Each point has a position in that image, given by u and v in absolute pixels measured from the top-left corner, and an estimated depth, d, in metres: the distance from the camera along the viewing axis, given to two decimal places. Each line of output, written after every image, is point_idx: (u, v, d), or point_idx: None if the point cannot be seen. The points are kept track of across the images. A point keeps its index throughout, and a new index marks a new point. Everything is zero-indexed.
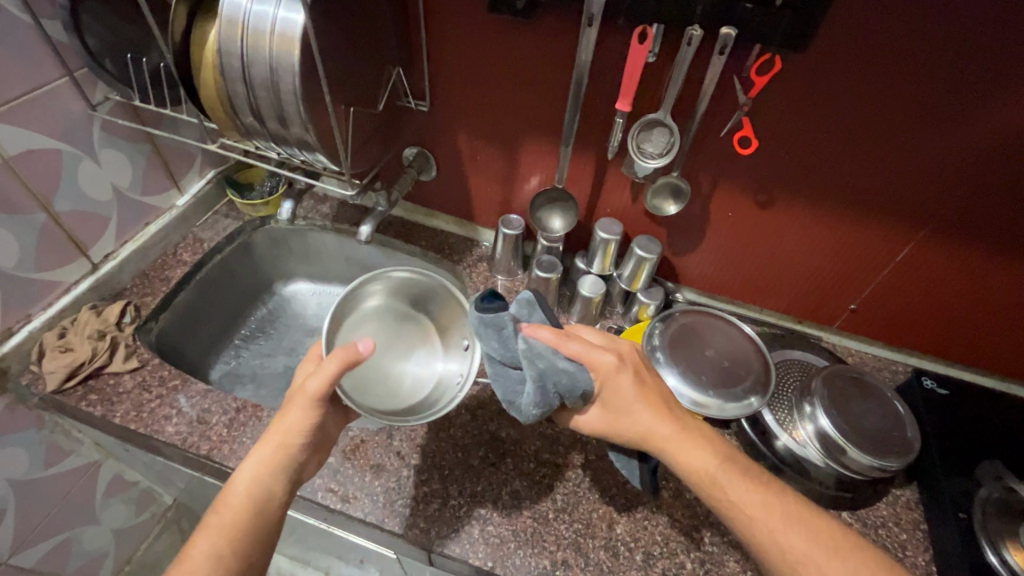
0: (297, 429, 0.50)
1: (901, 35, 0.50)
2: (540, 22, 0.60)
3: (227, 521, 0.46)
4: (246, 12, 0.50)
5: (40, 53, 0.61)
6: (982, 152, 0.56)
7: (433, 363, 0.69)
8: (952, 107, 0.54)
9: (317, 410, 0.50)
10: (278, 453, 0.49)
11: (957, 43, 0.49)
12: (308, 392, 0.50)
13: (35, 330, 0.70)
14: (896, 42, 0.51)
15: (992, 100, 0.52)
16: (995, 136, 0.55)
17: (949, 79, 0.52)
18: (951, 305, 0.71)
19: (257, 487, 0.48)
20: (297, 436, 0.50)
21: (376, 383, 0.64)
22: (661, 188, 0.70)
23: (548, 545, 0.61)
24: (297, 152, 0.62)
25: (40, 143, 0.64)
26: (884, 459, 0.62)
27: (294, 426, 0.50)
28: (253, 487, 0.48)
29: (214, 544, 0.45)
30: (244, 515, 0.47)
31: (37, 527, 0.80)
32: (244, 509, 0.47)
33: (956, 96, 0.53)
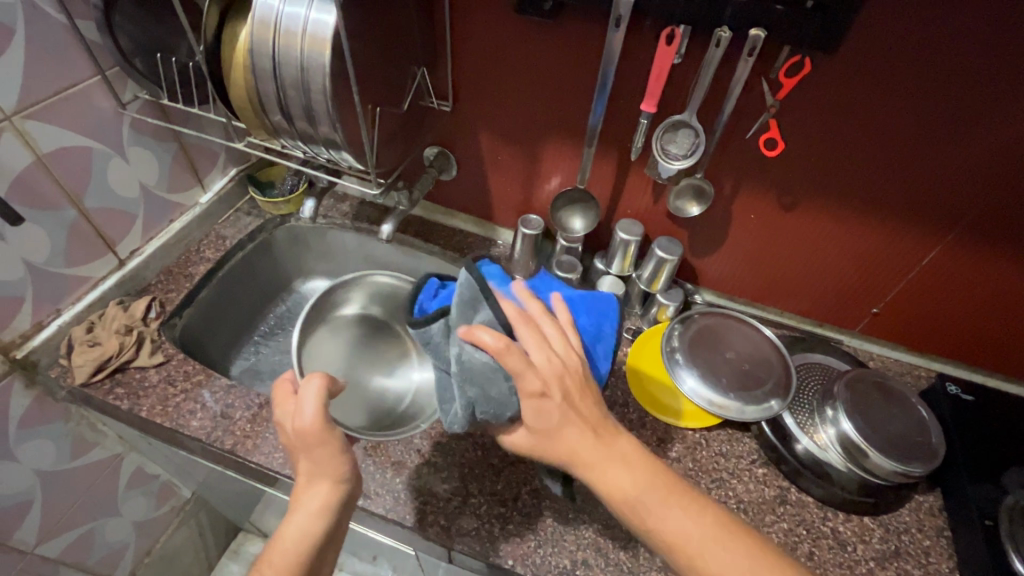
0: (319, 463, 0.49)
1: (933, 38, 0.50)
2: (565, 23, 0.60)
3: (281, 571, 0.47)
4: (279, 13, 0.51)
5: (74, 52, 0.63)
6: (1012, 157, 0.56)
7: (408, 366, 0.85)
8: (982, 112, 0.53)
9: (328, 437, 0.49)
10: (325, 487, 0.49)
11: (990, 47, 0.49)
12: (305, 430, 0.49)
13: (64, 324, 0.71)
14: (928, 46, 0.50)
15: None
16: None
17: (981, 84, 0.51)
18: (977, 310, 0.70)
19: (310, 518, 0.49)
20: (326, 469, 0.50)
21: (357, 404, 0.79)
22: (684, 189, 0.70)
23: (569, 544, 0.61)
24: (323, 152, 0.63)
25: (72, 141, 0.65)
26: (908, 465, 0.61)
27: (312, 458, 0.49)
28: (300, 533, 0.48)
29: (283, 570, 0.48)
30: (297, 557, 0.48)
31: (63, 517, 0.82)
32: (297, 555, 0.48)
33: (987, 100, 0.52)
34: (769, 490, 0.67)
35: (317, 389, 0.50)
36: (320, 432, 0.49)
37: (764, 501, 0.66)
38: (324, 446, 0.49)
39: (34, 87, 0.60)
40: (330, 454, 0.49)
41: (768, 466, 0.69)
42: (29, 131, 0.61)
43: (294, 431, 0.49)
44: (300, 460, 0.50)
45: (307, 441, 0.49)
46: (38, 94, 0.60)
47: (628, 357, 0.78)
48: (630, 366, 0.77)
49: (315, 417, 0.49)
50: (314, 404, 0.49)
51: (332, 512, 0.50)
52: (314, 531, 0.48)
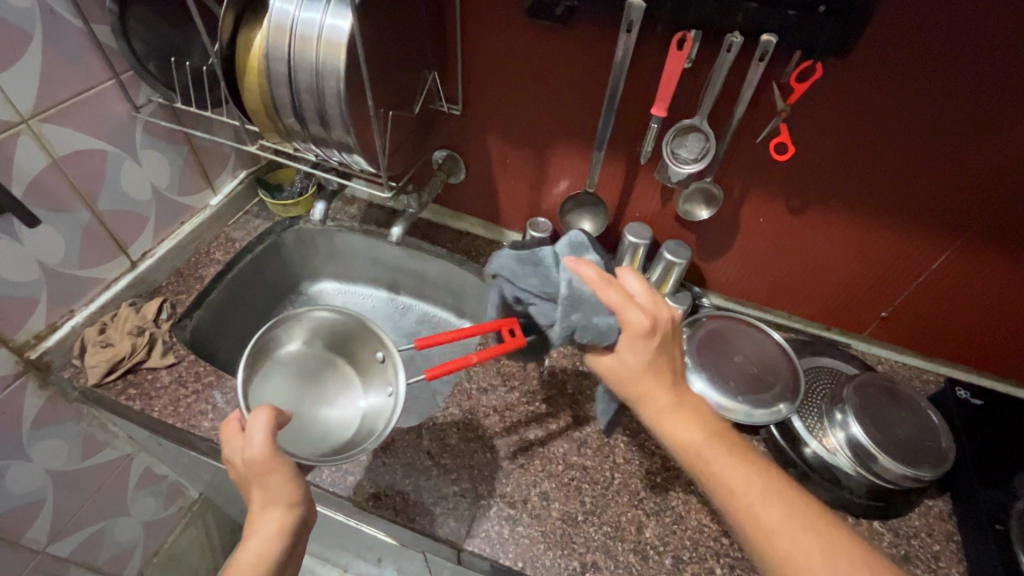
0: (277, 491, 0.48)
1: (944, 43, 0.50)
2: (576, 28, 0.61)
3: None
4: (294, 19, 0.52)
5: (90, 57, 0.63)
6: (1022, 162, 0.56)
7: (354, 401, 0.68)
8: (993, 117, 0.53)
9: (279, 463, 0.48)
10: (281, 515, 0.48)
11: (1002, 52, 0.49)
12: (254, 457, 0.48)
13: (77, 325, 0.72)
14: (939, 52, 0.51)
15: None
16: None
17: (992, 89, 0.52)
18: (986, 315, 0.70)
19: (263, 549, 0.47)
20: (283, 495, 0.48)
21: (301, 434, 0.64)
22: (694, 193, 0.71)
23: (578, 547, 0.61)
24: (334, 155, 0.64)
25: (87, 144, 0.66)
26: (918, 469, 0.61)
27: (271, 484, 0.48)
28: (258, 560, 0.47)
29: None
30: None
31: (73, 517, 0.82)
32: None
33: (998, 106, 0.52)
34: None
35: (264, 421, 0.49)
36: (269, 459, 0.48)
37: None
38: (280, 471, 0.48)
39: (50, 91, 0.60)
40: (285, 478, 0.48)
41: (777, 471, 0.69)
42: (45, 134, 0.61)
43: (244, 461, 0.48)
44: (252, 490, 0.49)
45: (257, 469, 0.48)
46: (55, 98, 0.61)
47: None
48: None
49: (265, 444, 0.48)
50: (263, 432, 0.48)
51: (289, 538, 0.48)
52: (270, 557, 0.47)
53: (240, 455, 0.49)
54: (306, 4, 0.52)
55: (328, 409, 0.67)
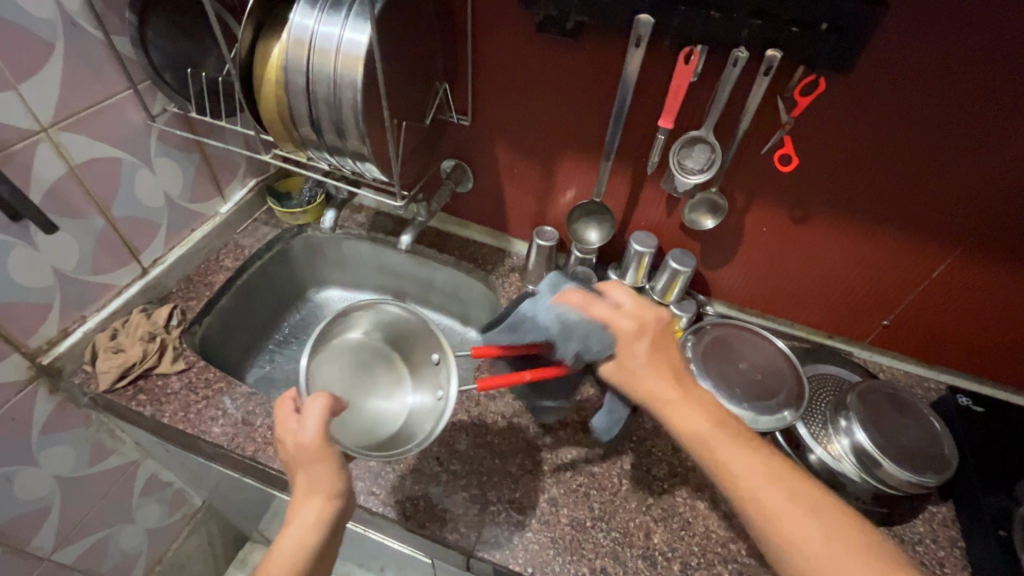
0: (321, 478, 0.49)
1: (947, 57, 0.52)
2: (585, 42, 0.63)
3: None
4: (313, 32, 0.53)
5: (108, 67, 0.65)
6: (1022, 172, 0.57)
7: (400, 398, 0.69)
8: (995, 128, 0.55)
9: (326, 452, 0.49)
10: (323, 507, 0.49)
11: (1003, 65, 0.51)
12: (304, 444, 0.49)
13: (89, 331, 0.72)
14: (942, 64, 0.52)
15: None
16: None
17: (994, 101, 0.53)
18: (985, 324, 0.72)
19: (303, 538, 0.48)
20: (327, 484, 0.49)
21: (353, 428, 0.64)
22: (699, 203, 0.72)
23: (587, 553, 0.62)
24: (348, 164, 0.65)
25: (103, 152, 0.67)
26: (922, 475, 0.62)
27: (317, 470, 0.49)
28: (295, 547, 0.48)
29: None
30: (291, 572, 0.47)
31: (78, 524, 0.82)
32: (292, 569, 0.47)
33: (998, 117, 0.54)
34: None
35: (320, 408, 0.51)
36: (318, 447, 0.49)
37: None
38: (324, 460, 0.49)
39: (69, 100, 0.62)
40: (331, 468, 0.50)
41: None
42: (63, 142, 0.62)
43: (295, 442, 0.50)
44: (296, 475, 0.50)
45: (307, 456, 0.49)
46: (73, 107, 0.62)
47: None
48: None
49: (317, 432, 0.49)
50: (316, 419, 0.50)
51: (326, 531, 0.49)
52: (308, 545, 0.48)
53: (294, 437, 0.50)
54: (324, 18, 0.53)
55: (375, 403, 0.69)
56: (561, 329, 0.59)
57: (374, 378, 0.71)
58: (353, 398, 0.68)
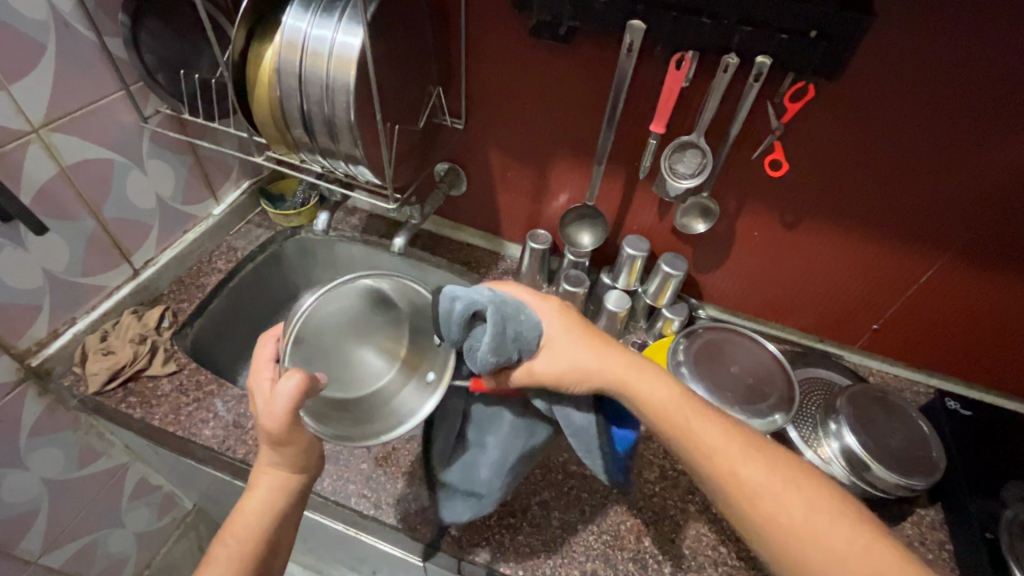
0: (288, 452, 0.49)
1: (936, 63, 0.52)
2: (578, 47, 0.63)
3: (241, 543, 0.48)
4: (306, 34, 0.53)
5: (100, 68, 0.64)
6: (1009, 179, 0.58)
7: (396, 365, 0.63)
8: (983, 134, 0.56)
9: (295, 429, 0.48)
10: (286, 479, 0.50)
11: (991, 73, 0.51)
12: (268, 426, 0.47)
13: (79, 333, 0.72)
14: (931, 70, 0.53)
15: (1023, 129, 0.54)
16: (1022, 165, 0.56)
17: (982, 107, 0.54)
18: (972, 329, 0.72)
19: (269, 509, 0.49)
20: (293, 458, 0.50)
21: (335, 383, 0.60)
22: (691, 207, 0.72)
23: (578, 556, 0.62)
24: (341, 166, 0.65)
25: (95, 153, 0.67)
26: (910, 478, 0.63)
27: (285, 446, 0.49)
28: (259, 512, 0.49)
29: (231, 549, 0.48)
30: (252, 539, 0.48)
31: (67, 527, 0.81)
32: (254, 535, 0.48)
33: (987, 123, 0.55)
34: None
35: (293, 385, 0.48)
36: (286, 427, 0.48)
37: None
38: (292, 440, 0.49)
39: (61, 101, 0.61)
40: (297, 445, 0.49)
41: None
42: (54, 143, 0.62)
43: (262, 420, 0.48)
44: (262, 445, 0.50)
45: (273, 432, 0.48)
46: (65, 108, 0.62)
47: None
48: None
49: (285, 412, 0.47)
50: (287, 399, 0.48)
51: (290, 497, 0.51)
52: (273, 513, 0.50)
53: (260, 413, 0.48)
54: (318, 21, 0.53)
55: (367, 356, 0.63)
56: (496, 301, 0.51)
57: (372, 329, 0.65)
58: (345, 347, 0.63)
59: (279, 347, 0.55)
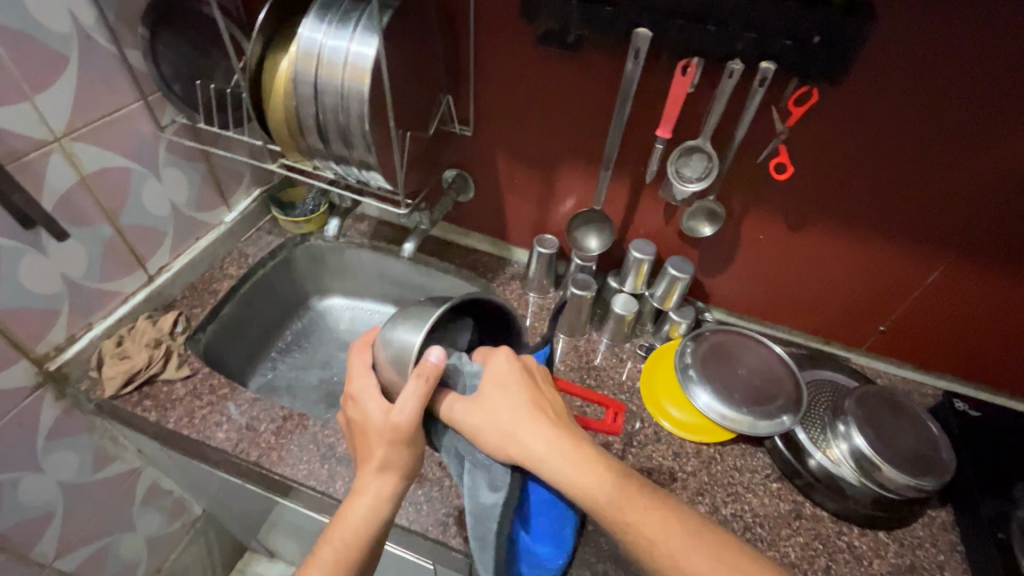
0: (397, 457, 0.52)
1: (950, 62, 0.53)
2: (585, 55, 0.64)
3: (348, 541, 0.50)
4: (321, 46, 0.55)
5: (119, 78, 0.66)
6: (1019, 179, 0.59)
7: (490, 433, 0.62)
8: (994, 135, 0.56)
9: (415, 434, 0.52)
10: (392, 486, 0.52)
11: (1005, 72, 0.52)
12: (398, 424, 0.50)
13: (95, 337, 0.73)
14: (943, 71, 0.53)
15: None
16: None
17: (995, 107, 0.54)
18: (981, 329, 0.72)
19: (372, 516, 0.51)
20: (399, 463, 0.52)
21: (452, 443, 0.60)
22: (698, 211, 0.73)
23: (588, 556, 0.62)
24: (353, 173, 0.66)
25: (113, 162, 0.69)
26: (920, 479, 0.63)
27: (397, 451, 0.52)
28: (367, 515, 0.51)
29: (337, 550, 0.50)
30: (357, 540, 0.50)
31: (80, 532, 0.82)
32: (359, 532, 0.50)
33: (999, 123, 0.55)
34: (784, 504, 0.68)
35: (415, 392, 0.50)
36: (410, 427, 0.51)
37: (779, 515, 0.67)
38: (409, 445, 0.52)
39: (82, 112, 0.63)
40: (408, 452, 0.52)
41: (781, 481, 0.70)
42: (75, 152, 0.64)
43: (388, 426, 0.51)
44: (377, 447, 0.52)
45: (397, 433, 0.51)
46: (85, 118, 0.64)
47: (641, 375, 0.80)
48: (644, 383, 0.79)
49: (413, 418, 0.50)
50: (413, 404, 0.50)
51: (390, 503, 0.53)
52: (378, 516, 0.51)
53: (387, 419, 0.51)
54: (333, 32, 0.55)
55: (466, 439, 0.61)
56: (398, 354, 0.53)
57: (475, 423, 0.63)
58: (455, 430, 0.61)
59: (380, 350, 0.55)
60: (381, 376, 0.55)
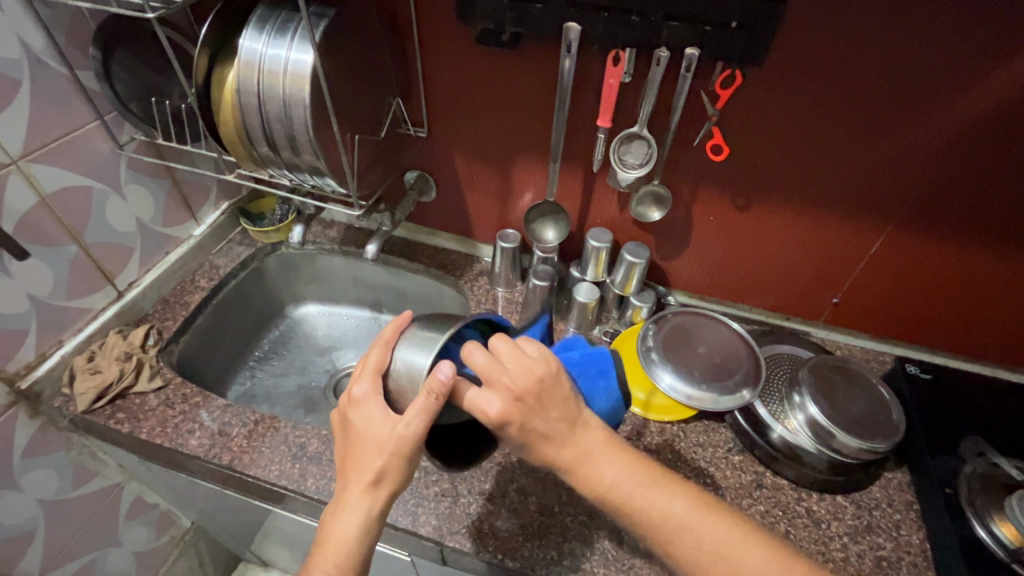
0: (392, 473, 0.52)
1: (872, 33, 0.55)
2: (524, 52, 0.67)
3: (338, 558, 0.51)
4: (262, 56, 0.57)
5: (74, 100, 0.68)
6: (950, 144, 0.61)
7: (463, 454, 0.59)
8: (921, 101, 0.58)
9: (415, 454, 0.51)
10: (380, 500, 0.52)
11: (922, 40, 0.54)
12: (403, 440, 0.50)
13: (66, 354, 0.75)
14: (858, 45, 0.56)
15: (957, 94, 0.57)
16: (962, 130, 0.59)
17: (919, 75, 0.57)
18: (929, 293, 0.75)
19: (365, 530, 0.52)
20: (394, 477, 0.52)
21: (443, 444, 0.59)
22: (645, 196, 0.75)
23: (555, 537, 0.64)
24: (308, 179, 0.69)
25: (73, 181, 0.70)
26: (871, 440, 0.65)
27: (396, 466, 0.51)
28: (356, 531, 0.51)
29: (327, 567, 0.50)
30: (347, 554, 0.51)
31: (63, 549, 0.83)
32: (350, 547, 0.51)
33: (925, 90, 0.58)
34: (745, 476, 0.70)
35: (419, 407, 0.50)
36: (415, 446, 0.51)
37: (741, 486, 0.69)
38: (410, 461, 0.52)
39: (38, 134, 0.65)
40: (406, 468, 0.52)
41: (743, 454, 0.72)
42: (34, 173, 0.65)
43: (392, 439, 0.51)
44: (377, 463, 0.51)
45: (402, 448, 0.51)
46: (42, 139, 0.65)
47: None
48: None
49: (419, 432, 0.51)
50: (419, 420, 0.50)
51: (379, 516, 0.53)
52: (368, 530, 0.52)
53: (391, 431, 0.51)
54: (272, 42, 0.57)
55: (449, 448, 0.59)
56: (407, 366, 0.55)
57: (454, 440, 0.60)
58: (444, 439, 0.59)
59: (390, 358, 0.56)
60: (394, 387, 0.55)
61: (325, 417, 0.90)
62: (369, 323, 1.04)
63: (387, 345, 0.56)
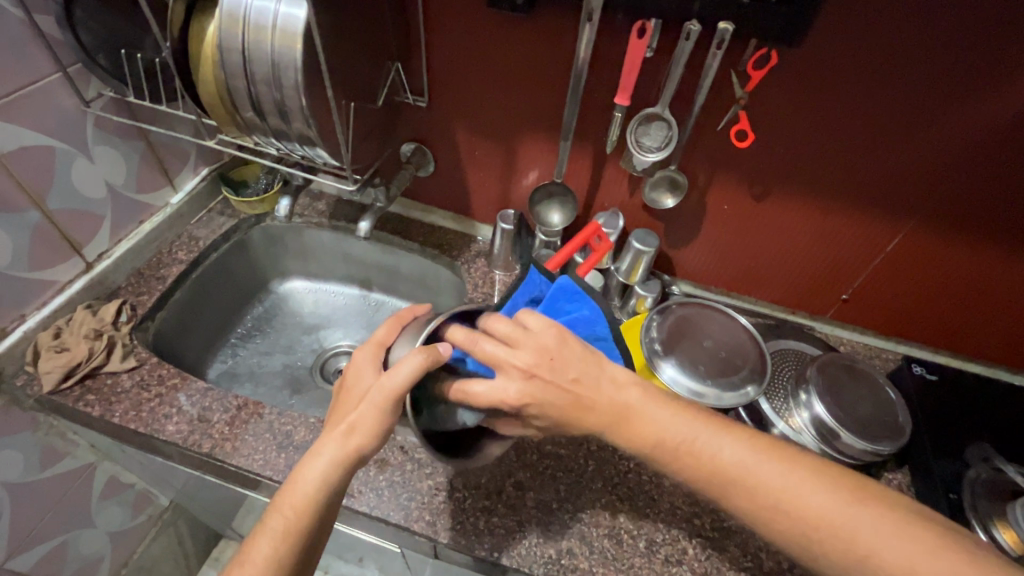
0: (366, 421, 0.48)
1: (922, 19, 0.51)
2: (539, 18, 0.61)
3: (297, 507, 0.47)
4: (247, 6, 0.50)
5: (33, 47, 0.60)
6: (986, 143, 0.58)
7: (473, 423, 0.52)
8: (964, 95, 0.55)
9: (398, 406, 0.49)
10: (350, 453, 0.48)
11: (973, 30, 0.50)
12: (387, 389, 0.48)
13: (30, 330, 0.69)
14: (906, 31, 0.52)
15: (1005, 88, 0.53)
16: (1002, 128, 0.56)
17: (966, 66, 0.53)
18: (939, 294, 0.73)
19: (326, 485, 0.48)
20: (369, 426, 0.48)
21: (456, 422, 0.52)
22: (659, 181, 0.71)
23: (554, 534, 0.62)
24: (297, 149, 0.63)
25: (33, 140, 0.63)
26: (877, 444, 0.64)
27: (373, 413, 0.48)
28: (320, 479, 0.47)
29: (280, 526, 0.46)
30: (307, 508, 0.47)
31: (32, 530, 0.79)
32: (312, 498, 0.47)
33: (971, 83, 0.54)
34: None
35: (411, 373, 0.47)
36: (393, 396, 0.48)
37: None
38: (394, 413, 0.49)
39: None
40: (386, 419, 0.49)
41: None
42: None
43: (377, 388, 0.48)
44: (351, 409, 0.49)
45: (384, 396, 0.48)
46: None
47: None
48: None
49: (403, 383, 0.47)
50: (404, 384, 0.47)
51: (346, 468, 0.49)
52: (330, 481, 0.48)
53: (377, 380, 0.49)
54: None
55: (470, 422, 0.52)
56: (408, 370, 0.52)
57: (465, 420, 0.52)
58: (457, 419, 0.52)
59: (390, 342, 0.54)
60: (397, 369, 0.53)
61: (311, 400, 0.86)
62: (357, 301, 0.99)
63: (385, 399, 0.48)
